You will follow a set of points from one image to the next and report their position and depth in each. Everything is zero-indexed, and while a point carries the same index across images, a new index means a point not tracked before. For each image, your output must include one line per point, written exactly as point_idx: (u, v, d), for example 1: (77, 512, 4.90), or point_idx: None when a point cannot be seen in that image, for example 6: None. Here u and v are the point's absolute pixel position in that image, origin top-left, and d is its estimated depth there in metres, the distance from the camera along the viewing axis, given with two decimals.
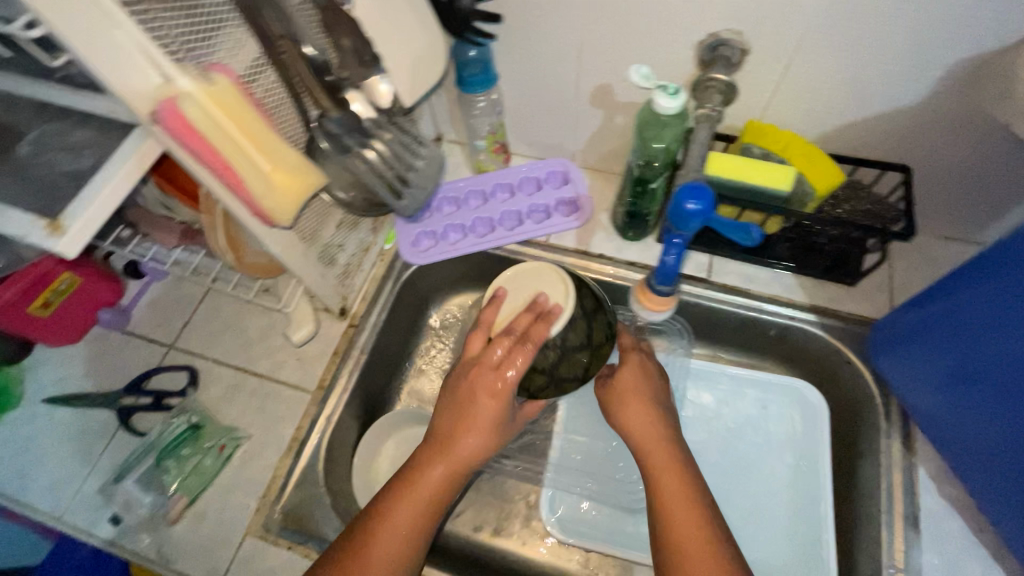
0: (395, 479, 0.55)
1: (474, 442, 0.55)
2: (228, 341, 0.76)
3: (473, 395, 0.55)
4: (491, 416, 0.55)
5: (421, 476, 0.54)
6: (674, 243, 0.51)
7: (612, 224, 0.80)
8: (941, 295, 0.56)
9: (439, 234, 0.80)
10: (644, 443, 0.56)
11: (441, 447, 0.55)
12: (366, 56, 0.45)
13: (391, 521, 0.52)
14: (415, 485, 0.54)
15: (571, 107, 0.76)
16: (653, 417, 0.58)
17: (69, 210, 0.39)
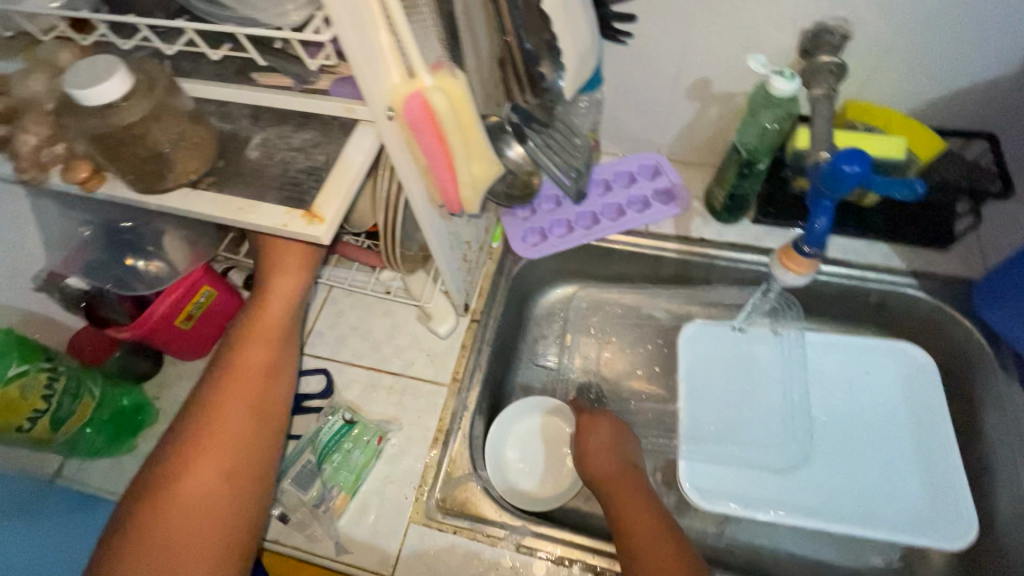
0: (209, 378, 0.57)
1: (260, 352, 0.59)
2: (355, 343, 0.79)
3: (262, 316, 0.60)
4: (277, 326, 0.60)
5: (239, 373, 0.57)
6: (823, 207, 0.55)
7: (707, 209, 0.85)
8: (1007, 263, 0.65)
9: (545, 229, 0.85)
10: (604, 478, 0.65)
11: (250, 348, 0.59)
12: (553, 52, 0.49)
13: (230, 416, 0.55)
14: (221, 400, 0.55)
15: (666, 102, 0.81)
16: (610, 451, 0.68)
17: (321, 201, 0.43)
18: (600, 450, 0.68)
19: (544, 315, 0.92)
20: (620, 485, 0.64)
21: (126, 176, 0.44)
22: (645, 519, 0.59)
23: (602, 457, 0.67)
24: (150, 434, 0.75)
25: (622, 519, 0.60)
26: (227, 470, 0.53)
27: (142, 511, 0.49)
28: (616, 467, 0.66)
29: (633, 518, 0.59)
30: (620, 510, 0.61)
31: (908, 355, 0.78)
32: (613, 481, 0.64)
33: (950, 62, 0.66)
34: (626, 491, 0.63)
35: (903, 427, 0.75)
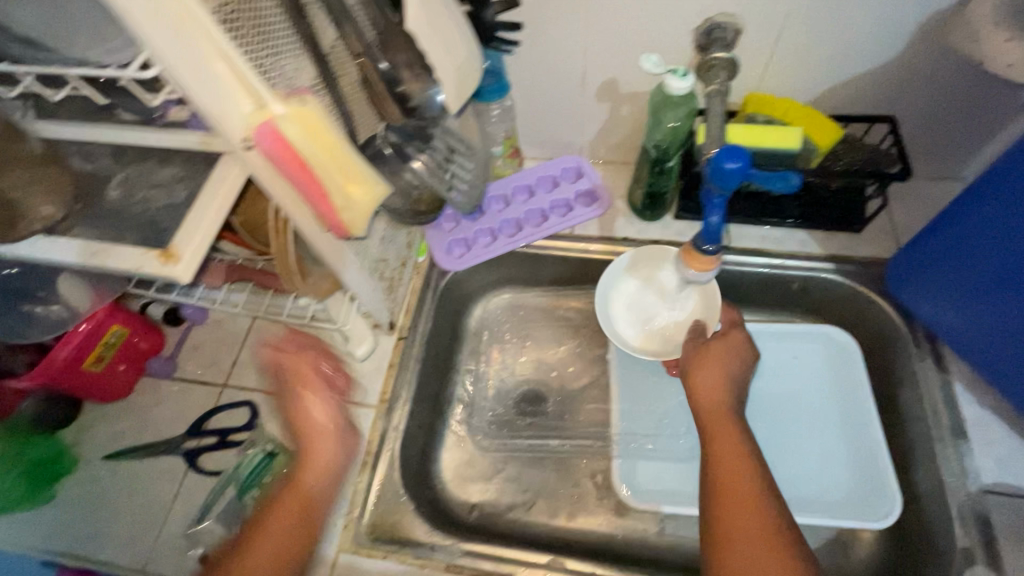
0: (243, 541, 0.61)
1: (306, 482, 0.65)
2: (282, 370, 0.78)
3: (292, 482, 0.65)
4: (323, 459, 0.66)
5: (272, 527, 0.61)
6: (716, 203, 0.55)
7: (630, 208, 0.86)
8: (948, 223, 0.64)
9: (470, 240, 0.85)
10: (707, 412, 0.64)
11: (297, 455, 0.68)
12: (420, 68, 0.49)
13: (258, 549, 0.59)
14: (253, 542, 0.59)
15: (579, 104, 0.81)
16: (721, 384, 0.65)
17: (177, 240, 0.41)
18: (711, 370, 0.67)
19: (480, 324, 0.91)
20: (715, 427, 0.62)
21: None
22: (737, 461, 0.58)
23: (710, 382, 0.65)
24: (69, 483, 0.72)
25: (715, 462, 0.59)
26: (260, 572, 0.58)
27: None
28: (721, 406, 0.63)
29: (725, 457, 0.59)
30: (716, 448, 0.60)
31: (827, 337, 0.80)
32: (711, 419, 0.63)
33: (839, 51, 0.67)
34: (724, 431, 0.61)
35: (819, 407, 0.77)
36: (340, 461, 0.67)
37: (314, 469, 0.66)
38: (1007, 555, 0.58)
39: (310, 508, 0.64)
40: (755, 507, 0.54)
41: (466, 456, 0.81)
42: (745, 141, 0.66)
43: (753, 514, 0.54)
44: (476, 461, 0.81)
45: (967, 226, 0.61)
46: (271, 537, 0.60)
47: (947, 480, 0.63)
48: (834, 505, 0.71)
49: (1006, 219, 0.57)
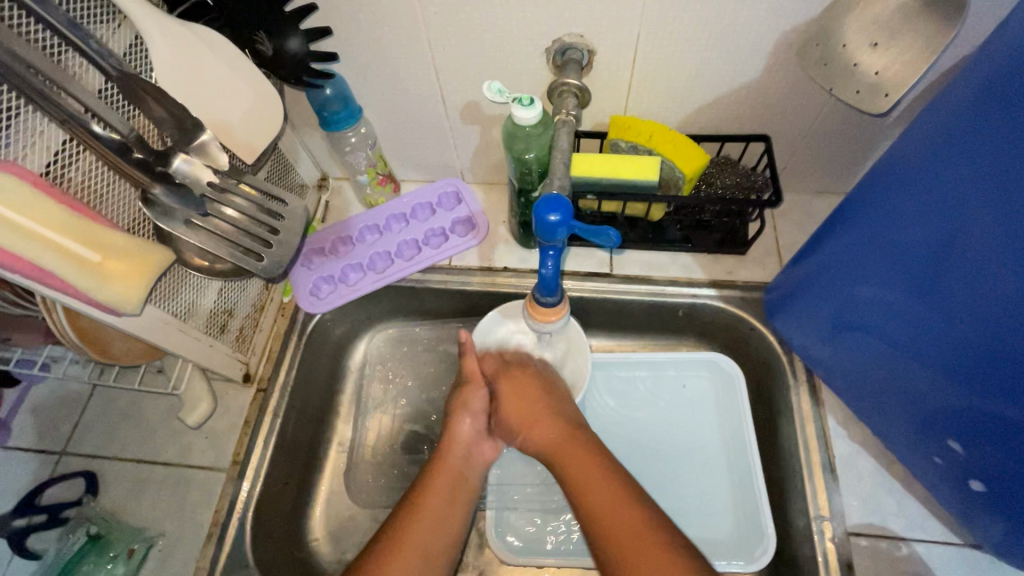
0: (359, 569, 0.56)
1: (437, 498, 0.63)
2: (125, 433, 0.70)
3: (427, 492, 0.62)
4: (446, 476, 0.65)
5: (401, 549, 0.57)
6: (549, 253, 0.51)
7: (512, 235, 0.80)
8: (863, 216, 0.52)
9: (338, 277, 0.78)
10: (551, 450, 0.63)
11: (456, 448, 0.67)
12: (187, 122, 0.45)
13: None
14: (394, 561, 0.56)
15: (444, 127, 0.75)
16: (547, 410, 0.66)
17: None
18: (534, 413, 0.66)
19: (363, 363, 0.86)
20: (565, 452, 0.61)
21: None
22: (597, 482, 0.58)
23: (541, 424, 0.65)
24: None
25: (580, 496, 0.58)
26: (415, 575, 0.56)
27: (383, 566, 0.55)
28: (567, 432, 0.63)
29: (585, 482, 0.58)
30: (573, 479, 0.59)
31: (712, 365, 0.77)
32: (561, 453, 0.62)
33: (701, 71, 0.63)
34: (575, 455, 0.61)
35: (701, 440, 0.75)
36: (475, 465, 0.68)
37: (456, 461, 0.67)
38: None
39: (463, 493, 0.65)
40: (636, 526, 0.54)
41: (343, 511, 0.76)
42: (593, 173, 0.63)
43: (637, 531, 0.53)
44: (353, 515, 0.76)
45: (893, 219, 0.48)
46: (436, 524, 0.60)
47: (814, 522, 0.61)
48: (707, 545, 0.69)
49: (937, 216, 0.44)
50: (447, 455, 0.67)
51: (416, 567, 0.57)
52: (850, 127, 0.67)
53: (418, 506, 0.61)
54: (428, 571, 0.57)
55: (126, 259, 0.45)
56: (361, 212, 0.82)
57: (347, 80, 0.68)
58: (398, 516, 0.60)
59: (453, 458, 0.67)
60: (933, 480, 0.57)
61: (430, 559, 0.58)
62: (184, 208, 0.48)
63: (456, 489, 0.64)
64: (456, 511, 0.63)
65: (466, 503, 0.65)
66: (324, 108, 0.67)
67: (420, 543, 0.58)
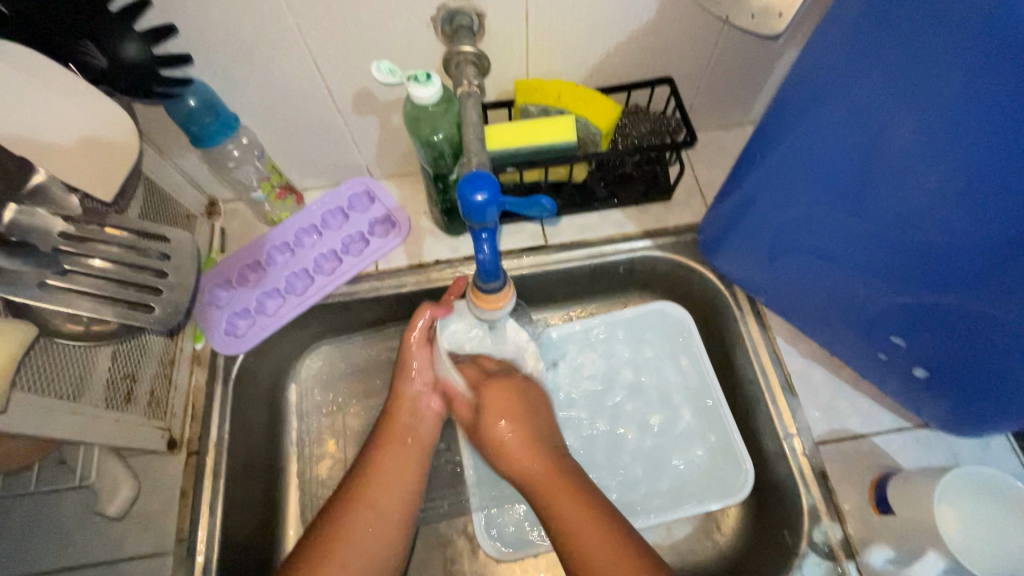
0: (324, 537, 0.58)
1: (396, 451, 0.65)
2: (34, 545, 0.59)
3: (384, 446, 0.65)
4: (405, 422, 0.67)
5: (359, 500, 0.61)
6: (483, 237, 0.47)
7: (437, 225, 0.75)
8: (777, 138, 0.51)
9: (255, 308, 0.70)
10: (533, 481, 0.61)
11: (412, 406, 0.68)
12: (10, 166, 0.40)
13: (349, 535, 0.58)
14: (357, 500, 0.61)
15: (339, 123, 0.68)
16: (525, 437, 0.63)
17: None
18: (518, 443, 0.63)
19: (303, 394, 0.79)
20: (544, 482, 0.60)
21: None
22: (572, 508, 0.57)
23: (522, 453, 0.62)
24: None
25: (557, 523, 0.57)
26: (375, 526, 0.60)
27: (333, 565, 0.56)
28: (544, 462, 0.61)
29: (562, 514, 0.57)
30: (552, 510, 0.58)
31: (664, 315, 0.77)
32: (542, 482, 0.60)
33: (597, 20, 0.60)
34: (551, 488, 0.59)
35: (666, 390, 0.75)
36: (431, 422, 0.69)
37: (410, 415, 0.68)
38: (843, 503, 0.60)
39: (422, 446, 0.68)
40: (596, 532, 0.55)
41: None
42: (508, 144, 0.60)
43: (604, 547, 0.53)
44: None
45: (802, 135, 0.49)
46: (394, 475, 0.64)
47: (785, 441, 0.63)
48: (689, 488, 0.70)
49: (848, 119, 0.44)
50: (400, 416, 0.68)
51: (374, 511, 0.61)
52: (746, 56, 0.68)
53: (375, 455, 0.65)
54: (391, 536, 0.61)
55: None
56: (265, 232, 0.74)
57: (212, 85, 0.59)
58: (348, 488, 0.62)
59: (405, 423, 0.67)
60: (880, 374, 0.61)
61: (388, 526, 0.61)
62: (36, 269, 0.42)
63: (414, 446, 0.67)
64: (417, 459, 0.66)
65: (426, 457, 0.67)
66: (193, 121, 0.59)
67: (378, 493, 0.62)
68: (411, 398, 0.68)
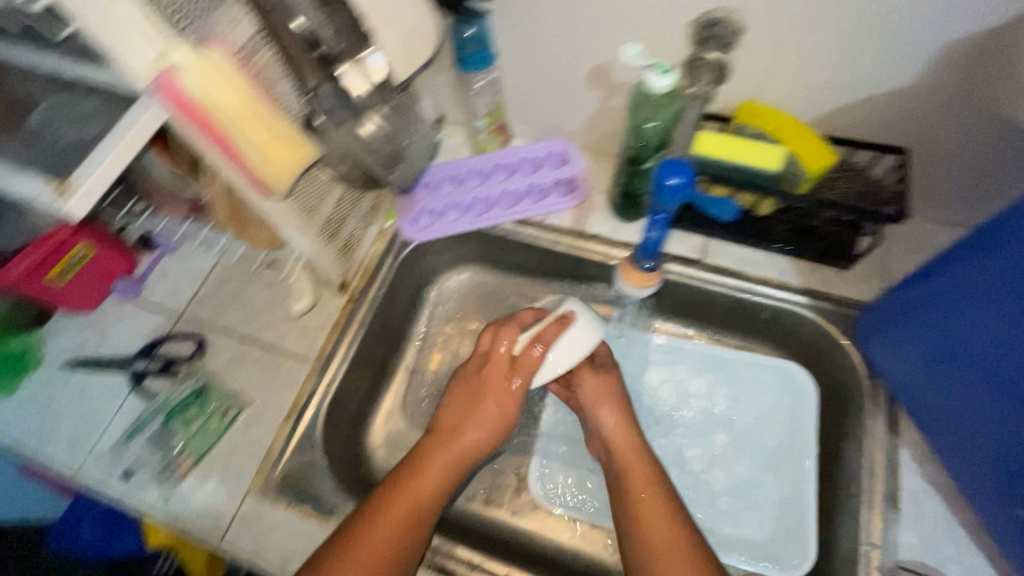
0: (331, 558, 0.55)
1: (411, 502, 0.60)
2: (232, 313, 0.79)
3: (399, 488, 0.60)
4: (436, 471, 0.62)
5: (366, 543, 0.56)
6: (657, 220, 0.53)
7: (609, 205, 0.81)
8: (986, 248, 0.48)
9: (438, 212, 0.83)
10: (619, 452, 0.65)
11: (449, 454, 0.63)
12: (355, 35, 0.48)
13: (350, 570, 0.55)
14: (364, 539, 0.56)
15: (568, 87, 0.76)
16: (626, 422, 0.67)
17: (75, 175, 0.42)
18: (617, 420, 0.67)
19: (440, 297, 0.91)
20: (634, 468, 0.63)
21: None
22: (659, 512, 0.59)
23: (619, 430, 0.66)
24: (32, 381, 0.78)
25: (637, 518, 0.59)
26: None
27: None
28: (631, 446, 0.65)
29: (644, 516, 0.59)
30: (635, 507, 0.60)
31: (786, 374, 0.76)
32: (626, 464, 0.63)
33: (851, 67, 0.60)
34: (638, 474, 0.62)
35: (757, 445, 0.75)
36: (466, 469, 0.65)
37: (441, 468, 0.63)
38: None
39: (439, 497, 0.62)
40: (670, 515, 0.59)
41: (395, 425, 0.83)
42: (715, 154, 0.62)
43: (674, 543, 0.56)
44: (408, 432, 0.82)
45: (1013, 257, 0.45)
46: (405, 521, 0.58)
47: (863, 548, 0.60)
48: (722, 538, 0.70)
49: None
50: (431, 461, 0.63)
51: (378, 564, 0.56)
52: (1001, 153, 0.62)
53: (385, 493, 0.60)
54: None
55: (285, 138, 0.50)
56: (469, 156, 0.86)
57: (489, 24, 0.71)
58: (368, 512, 0.59)
59: (435, 466, 0.63)
60: (1010, 534, 0.54)
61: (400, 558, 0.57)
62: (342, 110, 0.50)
63: (436, 492, 0.62)
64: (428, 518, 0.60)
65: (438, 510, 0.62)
66: (462, 47, 0.70)
67: (384, 541, 0.57)
68: (451, 457, 0.63)
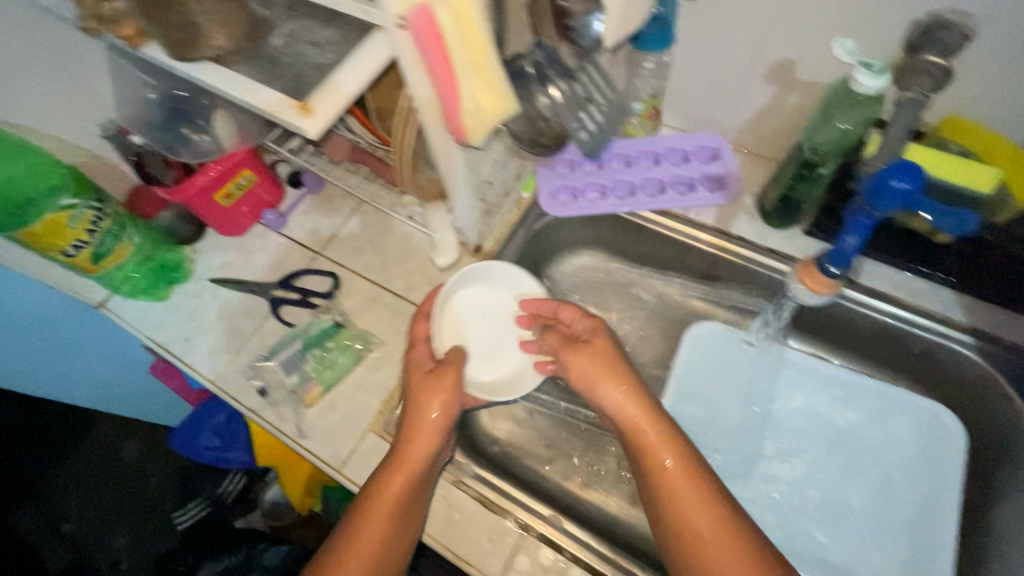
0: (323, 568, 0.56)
1: (393, 503, 0.58)
2: (368, 257, 0.82)
3: (375, 491, 0.58)
4: (417, 460, 0.60)
5: (352, 554, 0.56)
6: (861, 225, 0.51)
7: (757, 208, 0.78)
8: None
9: (578, 190, 0.81)
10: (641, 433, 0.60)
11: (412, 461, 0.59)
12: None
13: None
14: (352, 548, 0.56)
15: (742, 80, 0.73)
16: (624, 391, 0.62)
17: (318, 95, 0.44)
18: (634, 398, 0.62)
19: (558, 278, 0.91)
20: (654, 443, 0.59)
21: (160, 38, 0.47)
22: (693, 493, 0.54)
23: (638, 407, 0.61)
24: (179, 290, 0.83)
25: (672, 500, 0.55)
26: None
27: (355, 543, 0.56)
28: (648, 421, 0.60)
29: (678, 496, 0.55)
30: (667, 489, 0.56)
31: (934, 417, 0.70)
32: (645, 443, 0.59)
33: None
34: (664, 446, 0.58)
35: (884, 483, 0.71)
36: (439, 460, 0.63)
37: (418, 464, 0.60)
38: None
39: (420, 491, 0.60)
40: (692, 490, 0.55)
41: None
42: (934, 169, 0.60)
43: (715, 527, 0.52)
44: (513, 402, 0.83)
45: None
46: (387, 522, 0.57)
47: None
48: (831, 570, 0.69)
49: None
50: (410, 452, 0.60)
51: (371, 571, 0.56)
52: None
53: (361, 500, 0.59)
54: (404, 522, 0.58)
55: (491, 90, 0.49)
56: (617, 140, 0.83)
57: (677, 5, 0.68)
58: (353, 515, 0.58)
59: (416, 458, 0.60)
60: None
61: (414, 503, 0.59)
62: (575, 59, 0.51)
63: (417, 490, 0.59)
64: (408, 519, 0.59)
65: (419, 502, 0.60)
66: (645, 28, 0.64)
67: (371, 547, 0.56)
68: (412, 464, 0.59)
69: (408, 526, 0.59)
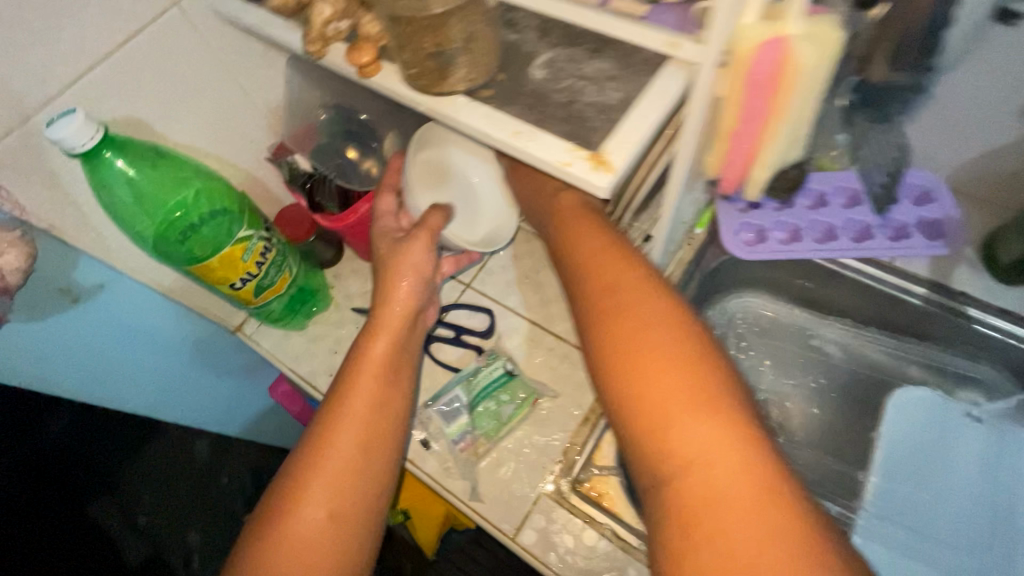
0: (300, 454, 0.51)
1: (360, 408, 0.52)
2: (524, 293, 0.75)
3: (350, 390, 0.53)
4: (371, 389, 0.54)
5: (327, 454, 0.50)
6: None
7: (982, 258, 0.68)
8: None
9: (764, 230, 0.71)
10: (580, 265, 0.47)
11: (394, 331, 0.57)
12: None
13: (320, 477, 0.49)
14: (323, 453, 0.50)
15: (986, 114, 0.62)
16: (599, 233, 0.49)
17: (610, 144, 0.36)
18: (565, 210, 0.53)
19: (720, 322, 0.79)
20: (614, 278, 0.44)
21: (408, 70, 0.41)
22: (707, 396, 0.37)
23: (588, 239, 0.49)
24: (320, 319, 0.77)
25: (653, 387, 0.38)
26: (335, 489, 0.49)
27: (346, 405, 0.52)
28: (607, 248, 0.47)
29: (675, 396, 0.38)
30: (648, 371, 0.39)
31: None
32: (597, 274, 0.45)
33: None
34: (665, 321, 0.41)
35: None
36: (403, 367, 0.57)
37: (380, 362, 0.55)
38: None
39: (393, 391, 0.55)
40: (676, 352, 0.39)
41: None
42: None
43: (736, 463, 0.35)
44: None
45: None
46: (361, 428, 0.52)
47: None
48: None
49: None
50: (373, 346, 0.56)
51: (334, 472, 0.49)
52: None
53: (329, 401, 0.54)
54: (391, 386, 0.55)
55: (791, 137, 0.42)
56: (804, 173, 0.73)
57: None
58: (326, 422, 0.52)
59: (381, 348, 0.56)
60: None
61: (394, 372, 0.56)
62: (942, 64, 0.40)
63: (391, 378, 0.55)
64: (379, 421, 0.53)
65: (395, 404, 0.54)
66: None
67: (341, 448, 0.50)
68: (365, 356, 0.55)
69: (392, 397, 0.55)
